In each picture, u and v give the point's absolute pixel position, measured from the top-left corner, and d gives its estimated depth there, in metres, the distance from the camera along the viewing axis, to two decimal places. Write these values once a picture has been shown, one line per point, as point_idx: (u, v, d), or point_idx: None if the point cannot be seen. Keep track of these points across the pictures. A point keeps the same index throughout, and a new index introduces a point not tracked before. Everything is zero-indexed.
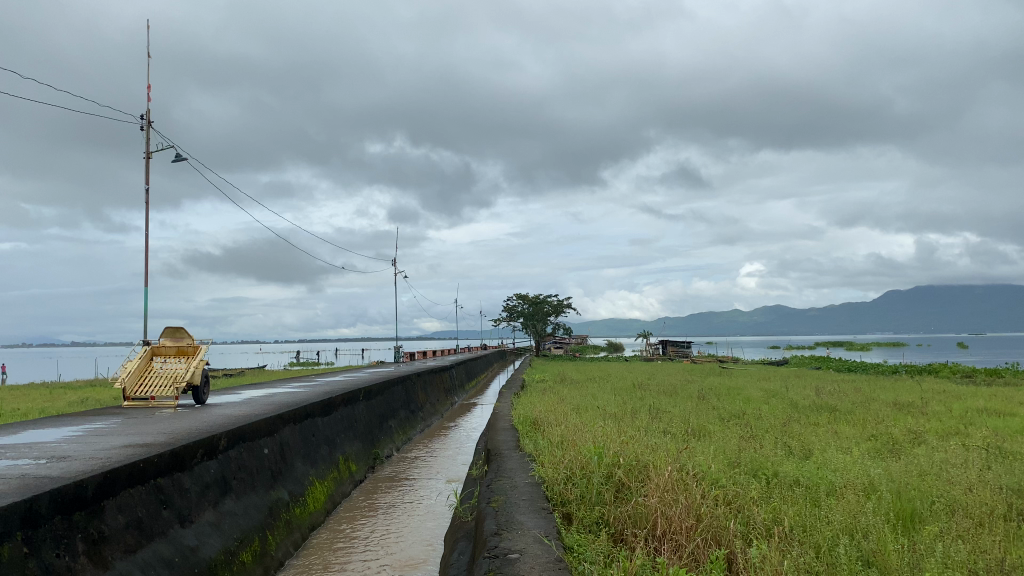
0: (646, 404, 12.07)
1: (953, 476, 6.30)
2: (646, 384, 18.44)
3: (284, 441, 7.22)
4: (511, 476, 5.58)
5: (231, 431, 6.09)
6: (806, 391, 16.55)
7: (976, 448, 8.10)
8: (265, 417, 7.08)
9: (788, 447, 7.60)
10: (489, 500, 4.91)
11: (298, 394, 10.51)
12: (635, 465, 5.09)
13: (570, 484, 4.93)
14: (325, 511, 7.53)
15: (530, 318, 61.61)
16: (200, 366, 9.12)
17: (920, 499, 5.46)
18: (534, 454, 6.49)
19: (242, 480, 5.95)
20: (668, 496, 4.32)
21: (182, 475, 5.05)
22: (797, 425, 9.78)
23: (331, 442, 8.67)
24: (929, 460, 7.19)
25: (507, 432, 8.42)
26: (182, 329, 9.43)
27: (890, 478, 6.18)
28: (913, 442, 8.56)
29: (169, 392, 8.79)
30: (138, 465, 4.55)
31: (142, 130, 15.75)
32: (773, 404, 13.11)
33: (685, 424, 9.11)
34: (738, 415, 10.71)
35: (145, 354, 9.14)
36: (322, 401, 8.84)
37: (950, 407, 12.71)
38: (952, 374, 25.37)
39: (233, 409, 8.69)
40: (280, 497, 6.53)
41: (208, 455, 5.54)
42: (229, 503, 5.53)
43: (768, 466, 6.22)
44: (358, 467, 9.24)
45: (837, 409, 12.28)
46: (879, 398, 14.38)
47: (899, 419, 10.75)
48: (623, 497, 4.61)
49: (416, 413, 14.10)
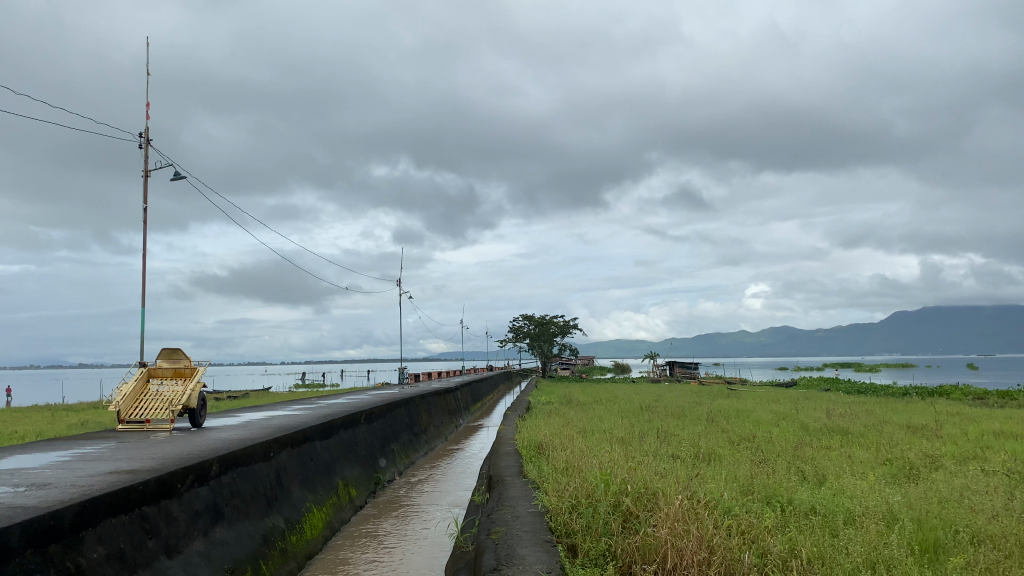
0: (654, 427, 11.82)
1: (975, 504, 6.05)
2: (654, 406, 18.20)
3: (280, 466, 7.00)
4: (514, 506, 5.33)
5: (224, 457, 5.87)
6: (817, 412, 16.23)
7: (995, 473, 7.83)
8: (261, 441, 6.86)
9: (801, 473, 7.33)
10: (489, 531, 4.68)
11: (297, 417, 10.28)
12: (643, 493, 4.85)
13: (576, 514, 4.69)
14: (323, 538, 7.29)
15: (536, 339, 61.39)
16: (197, 389, 8.92)
17: (943, 529, 5.22)
18: (537, 481, 6.24)
19: (235, 507, 5.73)
20: (679, 527, 4.07)
21: (170, 503, 4.84)
22: (809, 449, 9.52)
23: (330, 466, 8.44)
24: (949, 487, 6.91)
25: (511, 457, 8.18)
26: (179, 350, 9.20)
27: (910, 505, 5.92)
28: (931, 467, 8.28)
29: (164, 415, 8.59)
30: (121, 493, 4.33)
31: (141, 146, 15.60)
32: (784, 426, 12.83)
33: (694, 448, 8.84)
34: (748, 439, 10.45)
35: (141, 375, 8.93)
36: (321, 424, 8.63)
37: (966, 429, 12.39)
38: (963, 394, 25.06)
39: (230, 432, 8.48)
40: (276, 524, 6.30)
41: (198, 482, 5.32)
42: (220, 531, 5.31)
43: (781, 494, 5.96)
44: (358, 493, 9.00)
45: (849, 432, 11.97)
46: (893, 420, 14.04)
47: (914, 443, 10.46)
48: (632, 528, 4.37)
49: (419, 435, 13.84)
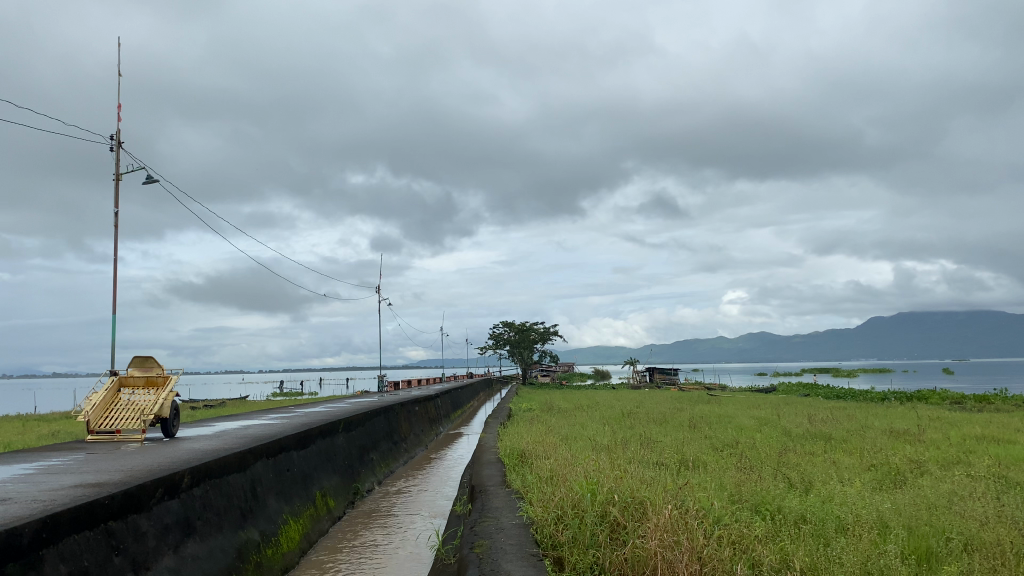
0: (636, 434, 11.66)
1: (965, 510, 5.96)
2: (635, 412, 18.12)
3: (255, 477, 6.78)
4: (498, 518, 5.18)
5: (196, 468, 5.66)
6: (799, 418, 16.22)
7: (981, 479, 7.77)
8: (235, 451, 6.66)
9: (788, 480, 7.23)
10: (472, 544, 4.52)
11: (274, 426, 10.05)
12: (631, 502, 4.71)
13: (562, 525, 4.54)
14: (300, 551, 7.10)
15: (516, 346, 61.28)
16: (170, 398, 8.68)
17: (934, 536, 5.12)
18: (521, 491, 6.09)
19: (208, 520, 5.53)
20: (668, 538, 3.93)
21: (138, 517, 4.63)
22: (793, 455, 9.42)
23: (307, 477, 8.23)
24: (936, 493, 6.83)
25: (493, 466, 8.01)
26: (151, 358, 8.97)
27: (899, 512, 5.83)
28: (916, 473, 8.21)
29: (135, 426, 8.30)
30: (86, 508, 4.12)
31: (111, 150, 15.23)
32: (766, 433, 12.75)
33: (678, 455, 8.73)
34: (731, 445, 10.34)
35: (112, 384, 8.69)
36: (298, 433, 8.41)
37: (948, 434, 12.39)
38: (941, 399, 25.18)
39: (203, 442, 8.26)
40: (250, 538, 6.09)
41: (168, 495, 5.11)
42: (192, 546, 5.11)
43: (770, 501, 5.85)
44: (336, 503, 8.80)
45: (832, 438, 11.93)
46: (875, 426, 14.01)
47: (898, 448, 10.40)
48: (620, 539, 4.23)
49: (399, 444, 13.64)
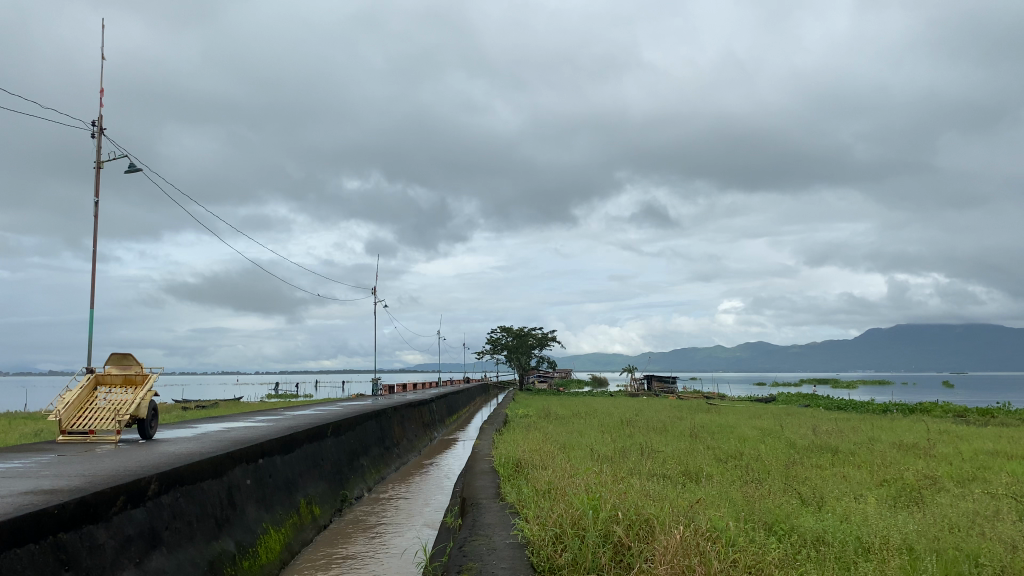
0: (636, 444, 11.24)
1: (991, 533, 5.54)
2: (634, 420, 17.69)
3: (232, 484, 6.33)
4: (490, 536, 4.77)
5: (165, 474, 5.22)
6: (801, 430, 15.75)
7: (1000, 496, 7.36)
8: (212, 455, 6.22)
9: (799, 495, 6.82)
10: (460, 567, 4.09)
11: (258, 429, 9.60)
12: (638, 521, 4.30)
13: (561, 546, 4.12)
14: (280, 562, 6.67)
15: (514, 352, 60.74)
16: (148, 398, 8.24)
17: (962, 561, 4.71)
18: (516, 506, 5.67)
19: (178, 530, 5.10)
20: (680, 563, 3.52)
21: (94, 528, 4.20)
22: (801, 468, 9.00)
23: (291, 484, 7.79)
24: (958, 512, 6.41)
25: (486, 476, 7.59)
26: (130, 355, 8.56)
27: (922, 532, 5.44)
28: (932, 489, 7.82)
29: (109, 426, 7.89)
30: (30, 519, 3.69)
31: (95, 137, 14.73)
32: (770, 444, 12.30)
33: (682, 467, 8.28)
34: (735, 458, 9.93)
35: (87, 382, 8.25)
36: (282, 437, 7.97)
37: (960, 449, 11.88)
38: (946, 413, 24.63)
39: (182, 445, 7.83)
40: (225, 549, 5.66)
41: (132, 503, 4.67)
42: (157, 559, 4.68)
43: (783, 521, 5.44)
44: (322, 511, 8.37)
45: (840, 450, 11.47)
46: (883, 439, 13.49)
47: (909, 463, 9.95)
48: (626, 564, 3.84)
49: (391, 449, 13.20)
